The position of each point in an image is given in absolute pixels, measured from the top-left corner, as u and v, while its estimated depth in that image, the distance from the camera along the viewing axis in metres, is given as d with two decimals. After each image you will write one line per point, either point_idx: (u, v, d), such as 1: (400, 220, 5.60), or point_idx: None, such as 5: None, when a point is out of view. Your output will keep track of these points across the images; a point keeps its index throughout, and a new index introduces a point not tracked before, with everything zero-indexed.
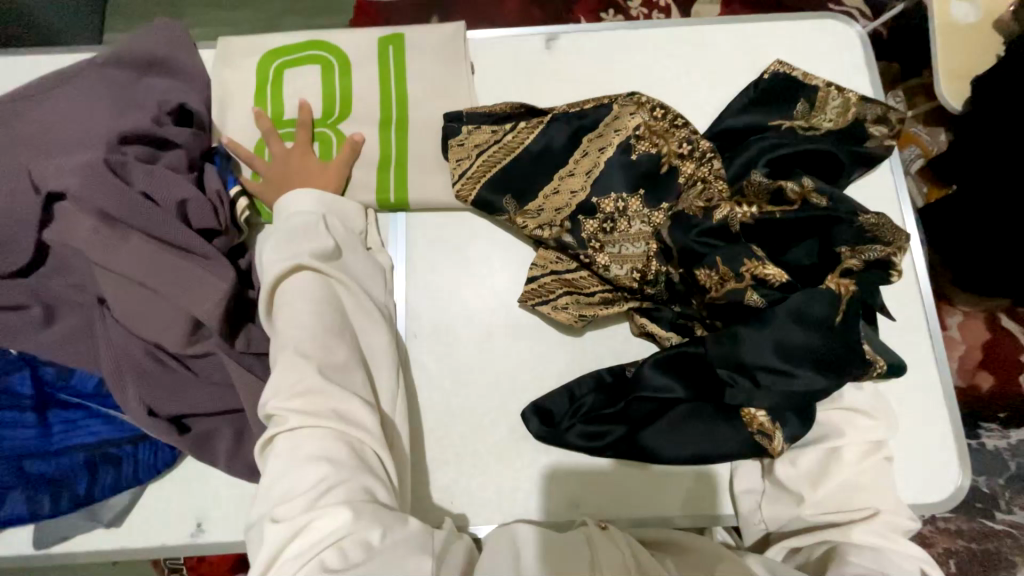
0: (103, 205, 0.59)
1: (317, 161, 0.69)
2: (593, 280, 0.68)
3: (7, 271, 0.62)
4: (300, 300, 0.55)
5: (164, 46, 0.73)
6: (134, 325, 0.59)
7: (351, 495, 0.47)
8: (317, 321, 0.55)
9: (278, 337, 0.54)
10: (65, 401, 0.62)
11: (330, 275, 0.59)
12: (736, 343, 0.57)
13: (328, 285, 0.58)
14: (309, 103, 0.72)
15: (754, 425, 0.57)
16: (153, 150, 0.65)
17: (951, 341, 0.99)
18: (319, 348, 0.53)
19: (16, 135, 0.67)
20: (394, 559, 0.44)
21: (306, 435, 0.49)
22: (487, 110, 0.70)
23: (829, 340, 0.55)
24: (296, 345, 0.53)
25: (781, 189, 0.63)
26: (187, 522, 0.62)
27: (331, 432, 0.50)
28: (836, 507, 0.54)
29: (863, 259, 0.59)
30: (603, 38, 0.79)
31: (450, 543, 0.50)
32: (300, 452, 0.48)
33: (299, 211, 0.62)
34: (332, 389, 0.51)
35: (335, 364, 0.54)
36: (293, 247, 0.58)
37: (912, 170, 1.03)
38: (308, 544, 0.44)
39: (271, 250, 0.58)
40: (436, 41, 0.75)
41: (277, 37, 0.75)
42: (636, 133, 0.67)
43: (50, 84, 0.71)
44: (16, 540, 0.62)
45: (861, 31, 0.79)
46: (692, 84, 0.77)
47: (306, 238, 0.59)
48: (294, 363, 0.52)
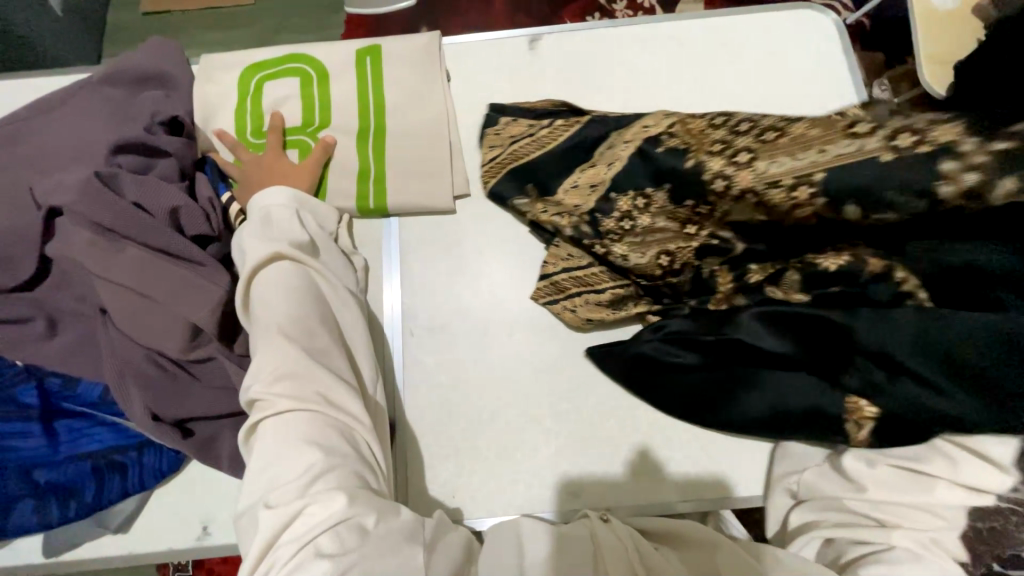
0: (100, 216, 0.60)
1: (289, 165, 0.70)
2: (605, 276, 0.69)
3: (11, 285, 0.64)
4: (278, 285, 0.57)
5: (156, 63, 0.75)
6: (133, 332, 0.61)
7: (341, 480, 0.48)
8: (298, 307, 0.56)
9: (260, 322, 0.55)
10: (70, 410, 0.63)
11: (308, 262, 0.60)
12: (874, 331, 0.52)
13: (304, 275, 0.59)
14: (282, 113, 0.74)
15: (855, 415, 0.54)
16: (145, 162, 0.67)
17: None
18: (299, 330, 0.55)
19: (18, 155, 0.69)
20: (387, 542, 0.46)
21: (293, 420, 0.50)
22: (529, 107, 0.75)
23: (989, 362, 0.47)
24: (278, 326, 0.54)
25: None
26: (193, 525, 0.63)
27: (316, 416, 0.51)
28: (885, 512, 0.51)
29: None
30: (585, 37, 0.81)
31: (445, 533, 0.50)
32: (289, 437, 0.49)
33: (272, 207, 0.62)
34: (318, 373, 0.53)
35: (316, 348, 0.55)
36: (273, 237, 0.60)
37: None
38: (302, 528, 0.45)
39: (247, 240, 0.60)
40: (421, 46, 0.77)
41: (267, 48, 0.78)
42: (669, 129, 0.64)
43: (49, 104, 0.73)
44: (26, 550, 0.63)
45: (836, 20, 0.81)
46: (674, 78, 0.79)
47: (279, 231, 0.61)
48: (278, 349, 0.53)
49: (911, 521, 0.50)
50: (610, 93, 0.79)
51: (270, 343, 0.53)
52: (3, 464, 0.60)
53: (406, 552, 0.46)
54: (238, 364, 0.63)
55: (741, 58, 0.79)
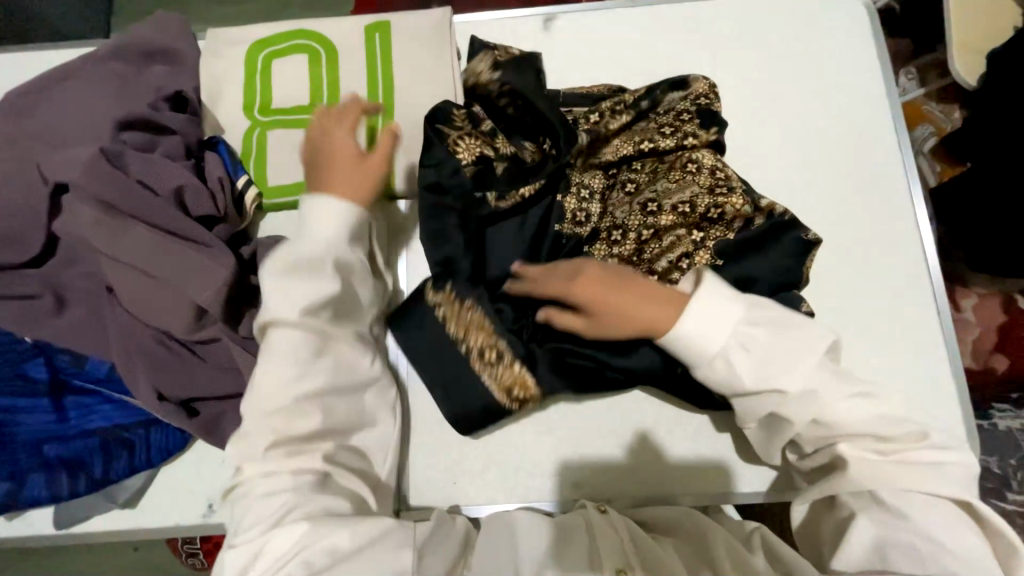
0: (105, 196, 0.60)
1: (345, 130, 0.62)
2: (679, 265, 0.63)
3: (19, 262, 0.64)
4: (272, 352, 0.54)
5: (161, 37, 0.73)
6: (141, 312, 0.61)
7: (309, 513, 0.49)
8: (297, 383, 0.53)
9: (255, 397, 0.53)
10: (79, 387, 0.64)
11: (332, 331, 0.56)
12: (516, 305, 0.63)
13: (316, 343, 0.55)
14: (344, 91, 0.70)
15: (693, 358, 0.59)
16: (152, 141, 0.66)
17: (965, 324, 0.98)
18: (288, 421, 0.53)
19: (23, 130, 0.69)
20: (373, 554, 0.47)
21: (264, 471, 0.51)
22: (582, 92, 0.70)
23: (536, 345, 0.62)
24: (264, 410, 0.53)
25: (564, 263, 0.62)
26: (199, 502, 0.64)
27: (289, 467, 0.52)
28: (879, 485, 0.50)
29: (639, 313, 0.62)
30: (602, 17, 0.78)
31: (441, 534, 0.53)
32: (262, 486, 0.51)
33: (314, 238, 0.57)
34: (290, 437, 0.52)
35: (300, 433, 0.53)
36: (291, 292, 0.55)
37: (926, 148, 1.00)
38: (283, 540, 0.48)
39: (267, 285, 0.55)
40: (430, 23, 0.74)
41: (274, 24, 0.76)
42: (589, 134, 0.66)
43: (55, 78, 0.72)
44: (38, 521, 0.64)
45: (867, 2, 0.77)
46: (692, 62, 0.76)
47: (306, 279, 0.55)
48: (266, 426, 0.52)
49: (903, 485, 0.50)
50: (625, 76, 0.76)
51: (263, 406, 0.53)
52: (13, 438, 0.62)
53: (391, 558, 0.48)
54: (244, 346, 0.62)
55: (764, 43, 0.76)
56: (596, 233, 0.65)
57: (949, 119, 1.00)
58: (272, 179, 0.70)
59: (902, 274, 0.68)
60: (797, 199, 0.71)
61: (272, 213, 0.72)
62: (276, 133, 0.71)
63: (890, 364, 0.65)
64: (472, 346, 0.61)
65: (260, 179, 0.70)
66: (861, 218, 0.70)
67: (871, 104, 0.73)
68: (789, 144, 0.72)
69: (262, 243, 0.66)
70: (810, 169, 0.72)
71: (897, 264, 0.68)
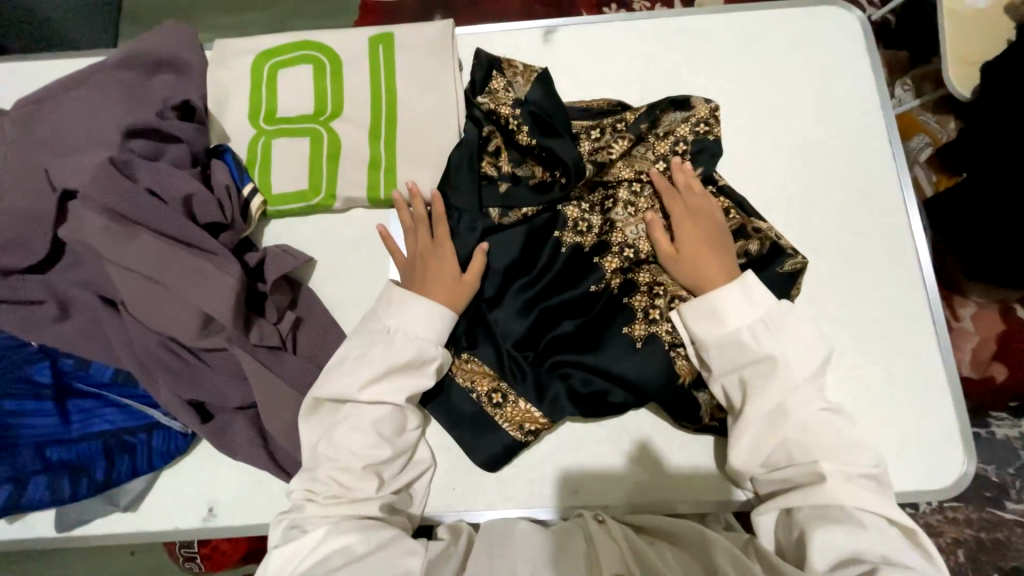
0: (113, 203, 0.61)
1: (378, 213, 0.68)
2: (661, 279, 0.65)
3: (25, 267, 0.65)
4: (355, 423, 0.58)
5: (169, 47, 0.75)
6: (148, 318, 0.62)
7: (342, 539, 0.53)
8: (370, 453, 0.57)
9: (313, 453, 0.58)
10: (83, 390, 0.65)
11: (407, 407, 0.59)
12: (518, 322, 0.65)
13: (365, 406, 0.58)
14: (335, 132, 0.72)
15: (683, 373, 0.62)
16: (159, 148, 0.67)
17: (963, 333, 0.98)
18: (353, 479, 0.57)
19: (31, 138, 0.70)
20: (383, 559, 0.52)
21: (308, 507, 0.56)
22: (584, 106, 0.72)
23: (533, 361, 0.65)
24: (323, 468, 0.57)
25: (554, 294, 0.66)
26: (200, 507, 0.64)
27: (338, 506, 0.56)
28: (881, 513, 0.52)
29: (639, 333, 0.63)
30: (601, 30, 0.80)
31: (450, 551, 0.56)
32: (307, 522, 0.55)
33: (356, 436, 0.57)
34: (333, 478, 0.57)
35: (346, 478, 0.57)
36: (370, 376, 0.58)
37: (921, 158, 1.02)
38: (309, 547, 0.53)
39: (308, 431, 0.59)
40: (432, 35, 0.76)
41: (279, 35, 0.77)
42: (592, 148, 0.67)
43: (63, 87, 0.73)
44: (39, 524, 0.65)
45: (862, 16, 0.78)
46: (689, 74, 0.77)
47: (344, 388, 0.58)
48: (326, 476, 0.57)
49: (883, 500, 0.52)
50: (624, 88, 0.77)
51: (331, 466, 0.57)
52: (17, 442, 0.62)
53: (399, 562, 0.53)
54: (251, 353, 0.63)
55: (761, 55, 0.77)
56: (598, 243, 0.67)
57: (943, 129, 1.02)
58: (277, 187, 0.71)
59: (897, 283, 0.69)
60: (793, 209, 0.72)
61: (276, 220, 0.73)
62: (280, 141, 0.72)
63: (884, 372, 0.66)
64: (481, 392, 0.63)
65: (264, 187, 0.71)
66: (856, 228, 0.71)
67: (866, 116, 0.75)
68: (784, 155, 0.74)
69: (269, 251, 0.68)
70: (806, 179, 0.73)
71: (892, 273, 0.69)
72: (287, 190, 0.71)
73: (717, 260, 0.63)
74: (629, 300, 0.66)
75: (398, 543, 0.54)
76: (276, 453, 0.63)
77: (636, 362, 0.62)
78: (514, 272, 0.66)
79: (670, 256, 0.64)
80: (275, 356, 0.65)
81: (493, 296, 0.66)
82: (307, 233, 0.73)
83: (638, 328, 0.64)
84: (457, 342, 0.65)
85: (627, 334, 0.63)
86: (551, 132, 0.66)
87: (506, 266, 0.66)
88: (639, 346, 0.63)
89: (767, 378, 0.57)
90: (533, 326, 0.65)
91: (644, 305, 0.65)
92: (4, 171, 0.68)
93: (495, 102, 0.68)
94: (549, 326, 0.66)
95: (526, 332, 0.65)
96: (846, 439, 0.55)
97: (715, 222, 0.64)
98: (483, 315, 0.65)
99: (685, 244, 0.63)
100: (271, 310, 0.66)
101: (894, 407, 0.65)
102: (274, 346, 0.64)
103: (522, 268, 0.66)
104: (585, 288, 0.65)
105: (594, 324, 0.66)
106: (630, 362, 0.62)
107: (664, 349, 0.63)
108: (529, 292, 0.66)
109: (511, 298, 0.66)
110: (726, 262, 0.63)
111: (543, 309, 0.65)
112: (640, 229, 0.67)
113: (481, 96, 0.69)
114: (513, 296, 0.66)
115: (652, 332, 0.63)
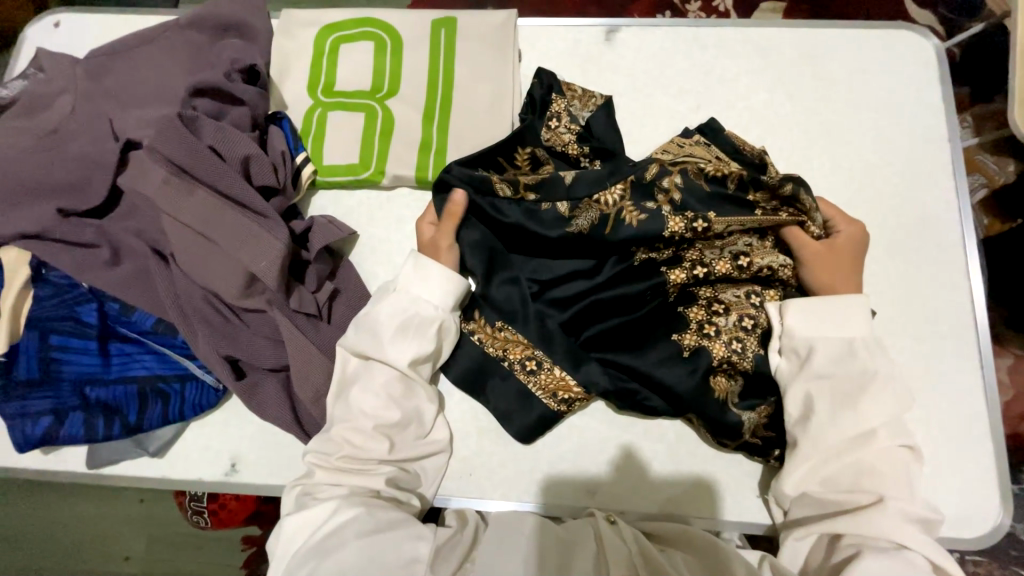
0: (174, 156, 0.62)
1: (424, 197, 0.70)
2: (736, 300, 0.63)
3: (81, 209, 0.67)
4: (368, 385, 0.59)
5: (237, 10, 0.76)
6: (197, 272, 0.63)
7: (350, 507, 0.54)
8: (381, 415, 0.58)
9: (334, 420, 0.59)
10: (125, 335, 0.67)
11: (414, 374, 0.60)
12: (564, 317, 0.63)
13: (387, 377, 0.59)
14: (390, 109, 0.73)
15: (721, 395, 0.61)
16: (220, 107, 0.68)
17: (1001, 383, 0.94)
18: (365, 441, 0.58)
19: (100, 88, 0.72)
20: (395, 537, 0.52)
21: (324, 475, 0.57)
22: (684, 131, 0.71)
23: (570, 353, 0.62)
24: (345, 435, 0.58)
25: (610, 295, 0.63)
26: (223, 461, 0.66)
27: (352, 477, 0.57)
28: (911, 550, 0.50)
29: (691, 345, 0.62)
30: (662, 34, 0.79)
31: (457, 533, 0.55)
32: (318, 491, 0.56)
33: (373, 407, 0.58)
34: (349, 447, 0.58)
35: (362, 449, 0.58)
36: (388, 337, 0.60)
37: (975, 199, 0.97)
38: (322, 516, 0.54)
39: (335, 405, 0.60)
40: (493, 23, 0.76)
41: (344, 10, 0.78)
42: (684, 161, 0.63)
43: (134, 40, 0.75)
44: (72, 458, 0.67)
45: (937, 44, 0.76)
46: (749, 86, 0.76)
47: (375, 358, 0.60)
48: (339, 437, 0.58)
49: (914, 537, 0.51)
50: (681, 95, 0.76)
51: (344, 427, 0.58)
52: (59, 376, 0.64)
53: (408, 546, 0.52)
54: (291, 319, 0.65)
55: (825, 75, 0.75)
56: (676, 257, 0.64)
57: (1002, 172, 0.97)
58: (328, 158, 0.72)
59: (943, 320, 0.67)
60: None
61: (323, 191, 0.75)
62: (335, 113, 0.73)
63: (921, 412, 0.64)
64: (513, 360, 0.63)
65: (315, 157, 0.73)
66: (907, 261, 0.69)
67: (928, 147, 0.72)
68: (840, 178, 0.72)
69: (316, 220, 0.69)
70: (859, 205, 0.71)
71: (941, 311, 0.67)
72: (337, 161, 0.72)
73: (849, 272, 0.62)
74: (685, 311, 0.64)
75: (415, 524, 0.54)
76: (303, 420, 0.65)
77: (683, 370, 0.61)
78: (567, 269, 0.64)
79: (815, 265, 0.62)
80: (314, 324, 0.66)
81: (543, 285, 0.65)
82: (351, 208, 0.74)
83: (688, 339, 0.62)
84: (492, 312, 0.64)
85: (677, 343, 0.62)
86: (609, 155, 0.67)
87: (566, 265, 0.65)
88: (685, 356, 0.61)
89: (806, 402, 0.57)
90: (578, 313, 0.64)
91: (700, 320, 0.62)
92: (73, 116, 0.70)
93: (554, 125, 0.68)
94: (596, 320, 0.64)
95: (568, 320, 0.63)
96: (880, 476, 0.54)
97: (810, 269, 0.62)
98: (528, 300, 0.63)
99: (834, 257, 0.62)
100: (311, 278, 0.67)
101: (928, 446, 0.63)
102: (313, 313, 0.66)
103: (584, 269, 0.64)
104: (640, 289, 0.63)
105: (644, 329, 0.64)
106: (670, 366, 0.61)
107: (714, 362, 0.61)
108: (582, 290, 0.64)
109: (562, 293, 0.64)
110: (850, 292, 0.61)
111: (592, 301, 0.63)
112: (743, 243, 0.63)
113: (544, 110, 0.69)
114: (563, 290, 0.64)
115: (703, 346, 0.61)
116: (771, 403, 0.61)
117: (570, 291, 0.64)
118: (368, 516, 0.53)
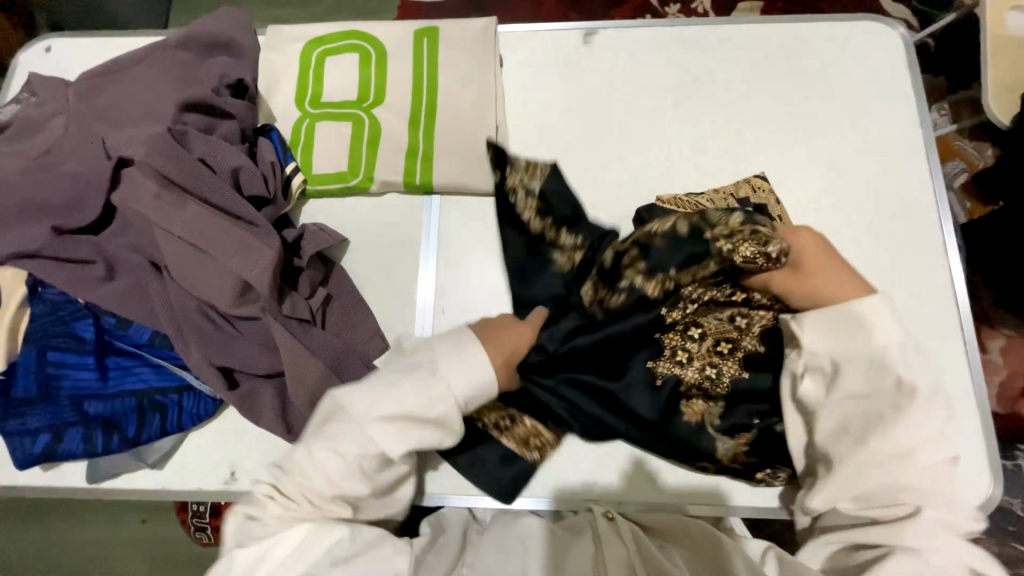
0: (165, 169, 0.64)
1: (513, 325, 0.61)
2: (716, 325, 0.63)
3: (74, 227, 0.68)
4: (336, 447, 0.52)
5: (224, 27, 0.78)
6: (191, 283, 0.64)
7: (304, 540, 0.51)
8: (345, 490, 0.52)
9: (292, 469, 0.53)
10: (122, 348, 0.67)
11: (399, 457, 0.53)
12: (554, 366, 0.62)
13: (365, 452, 0.52)
14: (378, 116, 0.75)
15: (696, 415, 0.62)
16: (209, 121, 0.70)
17: (992, 365, 0.95)
18: (325, 502, 0.53)
19: (92, 109, 0.74)
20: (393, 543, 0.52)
21: (271, 505, 0.53)
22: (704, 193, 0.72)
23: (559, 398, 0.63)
24: (302, 490, 0.53)
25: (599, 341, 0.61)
26: (222, 470, 0.67)
27: (306, 516, 0.53)
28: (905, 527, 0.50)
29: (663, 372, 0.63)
30: (640, 36, 0.81)
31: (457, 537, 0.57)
32: (264, 520, 0.53)
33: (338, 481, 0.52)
34: (306, 504, 0.53)
35: (317, 497, 0.53)
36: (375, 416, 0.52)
37: (956, 185, 1.00)
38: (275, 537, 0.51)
39: (299, 454, 0.54)
40: (475, 32, 0.78)
41: (329, 24, 0.80)
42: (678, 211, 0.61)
43: (124, 61, 0.77)
44: (72, 473, 0.68)
45: (905, 34, 0.78)
46: (727, 82, 0.78)
47: (356, 434, 0.52)
48: (298, 492, 0.53)
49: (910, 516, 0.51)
50: (661, 93, 0.78)
51: (303, 483, 0.53)
52: (57, 392, 0.65)
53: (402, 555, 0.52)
54: (284, 326, 0.65)
55: (799, 69, 0.78)
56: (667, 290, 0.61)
57: (982, 157, 0.99)
58: (318, 167, 0.74)
59: (927, 303, 0.68)
60: (825, 221, 0.72)
61: (314, 200, 0.76)
62: (324, 124, 0.75)
63: None
64: (487, 421, 0.64)
65: (305, 167, 0.74)
66: (887, 246, 0.70)
67: (903, 133, 0.74)
68: (818, 167, 0.74)
69: (308, 227, 0.70)
70: (840, 194, 0.72)
71: (925, 292, 0.68)
72: (328, 171, 0.74)
73: (852, 280, 0.58)
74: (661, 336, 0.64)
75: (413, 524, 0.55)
76: (300, 424, 0.65)
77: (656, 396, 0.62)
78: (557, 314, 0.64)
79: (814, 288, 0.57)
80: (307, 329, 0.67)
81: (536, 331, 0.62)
82: (342, 215, 0.75)
83: (661, 365, 0.63)
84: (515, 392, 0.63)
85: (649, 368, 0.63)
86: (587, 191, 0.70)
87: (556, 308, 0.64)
88: (658, 383, 0.63)
89: (837, 424, 0.55)
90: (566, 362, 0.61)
91: (675, 345, 0.63)
92: (68, 137, 0.72)
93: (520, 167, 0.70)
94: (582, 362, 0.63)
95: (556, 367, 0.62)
96: None
97: (792, 289, 0.58)
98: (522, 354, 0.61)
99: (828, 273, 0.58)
100: (304, 285, 0.69)
101: None
102: (306, 319, 0.67)
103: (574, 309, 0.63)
104: (631, 326, 0.61)
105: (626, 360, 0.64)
106: (646, 392, 0.62)
107: (683, 386, 0.63)
108: (572, 335, 0.61)
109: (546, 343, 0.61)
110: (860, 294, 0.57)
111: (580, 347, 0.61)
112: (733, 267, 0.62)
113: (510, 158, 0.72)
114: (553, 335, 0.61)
115: (674, 373, 0.63)
116: (755, 429, 0.62)
117: (562, 335, 0.62)
118: (350, 540, 0.52)
